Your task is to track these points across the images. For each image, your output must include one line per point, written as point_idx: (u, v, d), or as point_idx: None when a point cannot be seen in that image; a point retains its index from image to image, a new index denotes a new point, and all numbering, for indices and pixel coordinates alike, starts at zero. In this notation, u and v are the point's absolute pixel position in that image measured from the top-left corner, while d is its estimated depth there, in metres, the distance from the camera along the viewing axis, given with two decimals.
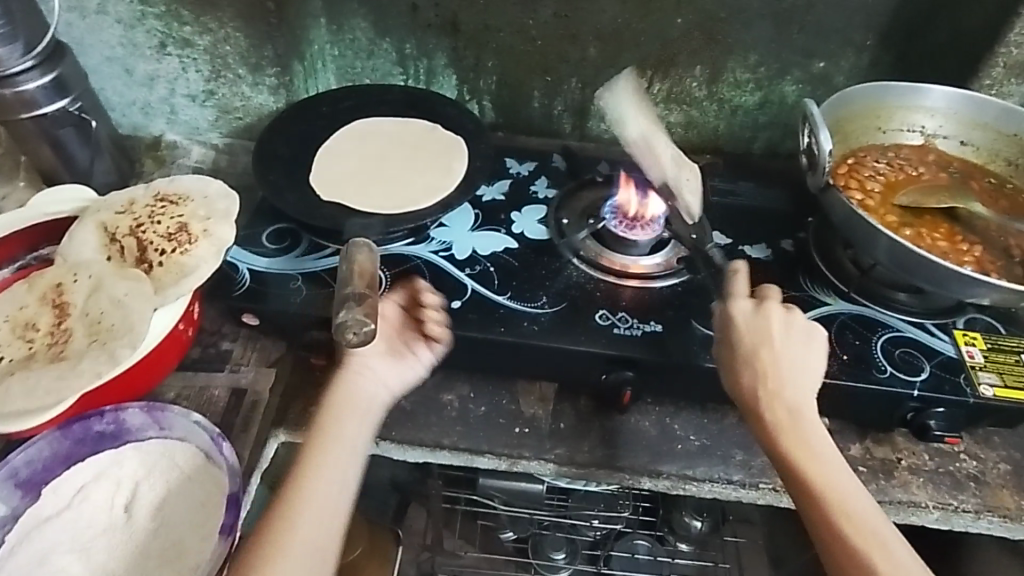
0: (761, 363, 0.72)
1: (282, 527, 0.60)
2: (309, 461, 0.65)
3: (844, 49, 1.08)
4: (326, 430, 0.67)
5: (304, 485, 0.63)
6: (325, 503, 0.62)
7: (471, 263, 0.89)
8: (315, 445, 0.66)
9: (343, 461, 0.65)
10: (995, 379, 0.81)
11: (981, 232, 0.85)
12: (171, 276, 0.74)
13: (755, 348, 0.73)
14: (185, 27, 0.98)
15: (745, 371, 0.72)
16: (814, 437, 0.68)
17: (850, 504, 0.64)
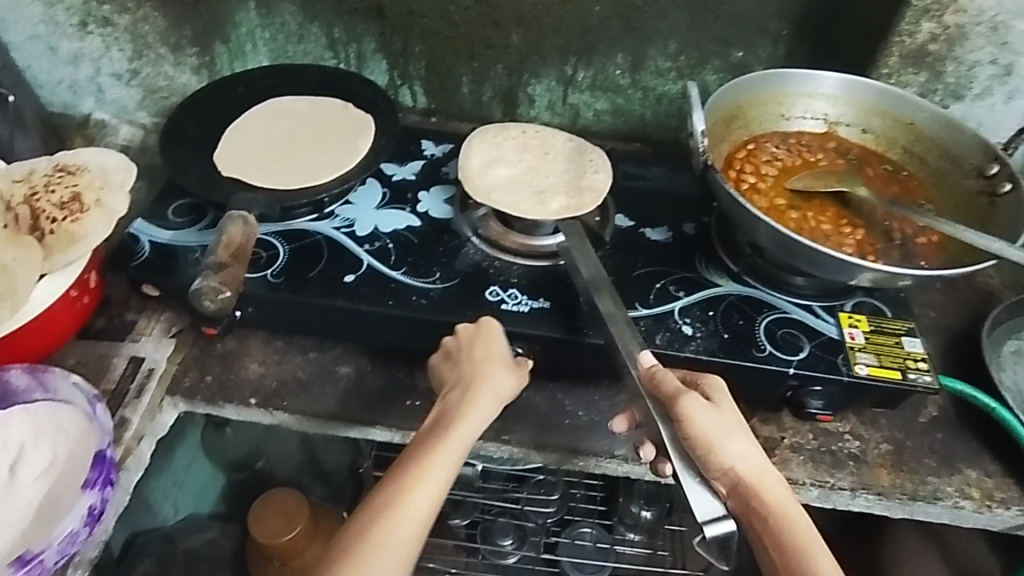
0: (724, 455, 0.66)
1: (373, 542, 0.62)
2: (410, 482, 0.66)
3: (760, 38, 1.09)
4: (425, 456, 0.68)
5: (398, 507, 0.64)
6: (410, 532, 0.63)
7: (371, 240, 0.91)
8: (420, 467, 0.67)
9: (434, 490, 0.66)
10: (872, 359, 0.83)
11: (866, 215, 0.88)
12: (61, 245, 0.77)
13: (714, 440, 0.66)
14: (104, 6, 1.02)
15: (707, 461, 0.66)
16: (795, 518, 0.65)
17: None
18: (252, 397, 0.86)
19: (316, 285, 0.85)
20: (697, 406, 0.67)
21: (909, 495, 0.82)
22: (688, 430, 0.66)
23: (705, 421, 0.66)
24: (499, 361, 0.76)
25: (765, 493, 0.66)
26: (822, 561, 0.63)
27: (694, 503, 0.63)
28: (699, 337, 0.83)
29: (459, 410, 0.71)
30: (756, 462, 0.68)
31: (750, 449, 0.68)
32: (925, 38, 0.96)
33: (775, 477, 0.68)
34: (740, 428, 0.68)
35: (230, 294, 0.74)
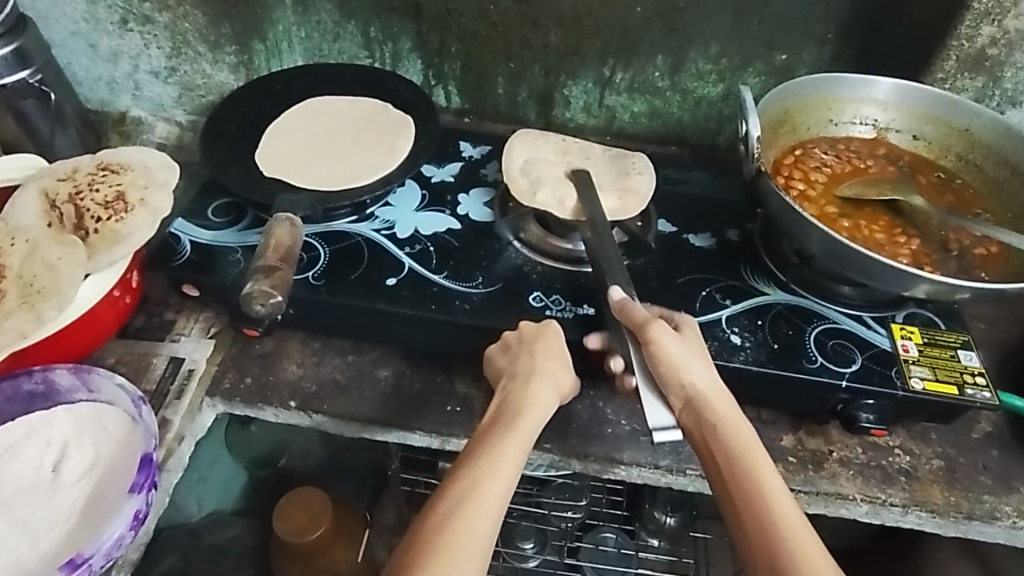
0: (684, 374, 0.66)
1: (456, 535, 0.59)
2: (483, 472, 0.63)
3: (806, 41, 1.06)
4: (495, 446, 0.66)
5: (478, 497, 0.62)
6: (489, 525, 0.61)
7: (412, 242, 0.90)
8: (494, 457, 0.65)
9: (508, 482, 0.64)
10: (927, 373, 0.80)
11: (921, 225, 0.86)
12: (105, 243, 0.76)
13: (674, 361, 0.66)
14: (146, 3, 1.03)
15: (665, 380, 0.67)
16: (750, 442, 0.65)
17: (790, 513, 0.60)
18: (292, 400, 0.85)
19: (357, 287, 0.84)
20: (663, 330, 0.68)
21: (964, 514, 0.80)
22: (652, 351, 0.67)
23: (670, 343, 0.67)
24: (561, 359, 0.75)
25: (722, 416, 0.65)
26: (770, 482, 0.62)
27: (647, 410, 0.67)
28: (748, 347, 0.81)
29: (523, 402, 0.70)
30: (716, 386, 0.67)
31: (711, 374, 0.68)
32: (985, 41, 0.94)
33: (733, 404, 0.67)
34: (702, 354, 0.69)
35: (280, 298, 0.73)
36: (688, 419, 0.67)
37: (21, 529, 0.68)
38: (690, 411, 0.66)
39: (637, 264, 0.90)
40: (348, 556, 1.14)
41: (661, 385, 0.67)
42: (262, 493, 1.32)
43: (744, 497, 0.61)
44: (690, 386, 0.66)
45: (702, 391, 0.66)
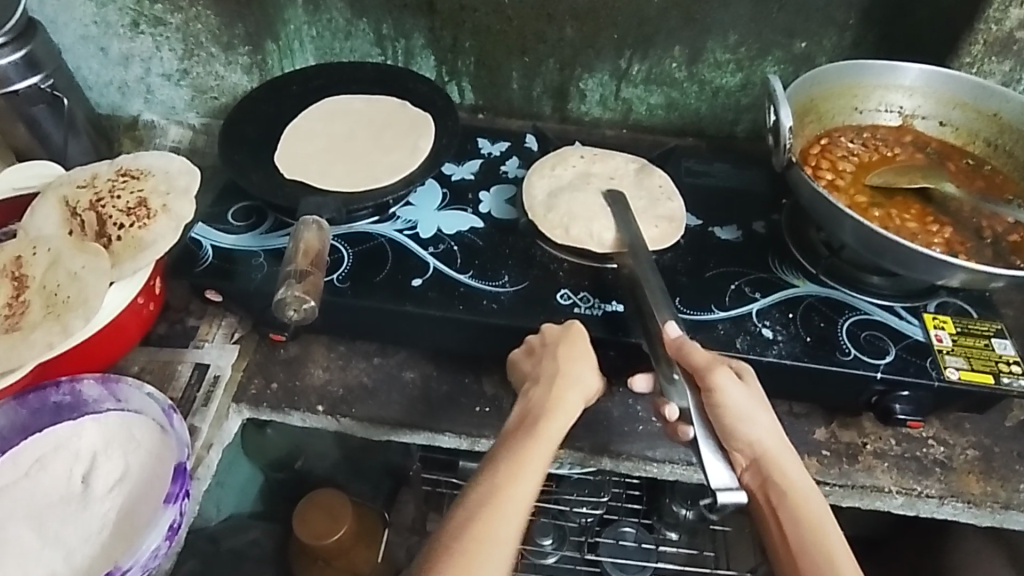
0: (747, 426, 0.66)
1: (478, 540, 0.58)
2: (504, 478, 0.63)
3: (826, 28, 1.05)
4: (517, 453, 0.65)
5: (500, 501, 0.61)
6: (511, 529, 0.60)
7: (435, 242, 0.89)
8: (516, 464, 0.64)
9: (532, 487, 0.63)
10: (962, 362, 0.79)
11: (953, 212, 0.85)
12: (129, 251, 0.75)
13: (735, 411, 0.66)
14: (157, 5, 1.02)
15: (728, 430, 0.67)
16: (812, 500, 0.65)
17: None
18: (319, 404, 0.84)
19: (382, 289, 0.82)
20: (727, 376, 0.67)
21: (1002, 504, 0.79)
22: (716, 396, 0.66)
23: (733, 390, 0.67)
24: (588, 361, 0.74)
25: (786, 471, 0.66)
26: (836, 547, 0.62)
27: (709, 471, 0.64)
28: (781, 341, 0.80)
29: (546, 408, 0.69)
30: (781, 441, 0.68)
31: (775, 427, 0.68)
32: (1013, 24, 0.93)
33: (795, 457, 0.68)
34: (766, 406, 0.69)
35: (313, 303, 0.72)
36: (750, 475, 0.67)
37: (54, 544, 0.67)
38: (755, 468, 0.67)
39: (665, 259, 0.89)
40: (369, 557, 1.13)
41: (723, 436, 0.67)
42: (279, 496, 1.31)
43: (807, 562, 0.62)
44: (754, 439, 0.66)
45: (767, 447, 0.66)
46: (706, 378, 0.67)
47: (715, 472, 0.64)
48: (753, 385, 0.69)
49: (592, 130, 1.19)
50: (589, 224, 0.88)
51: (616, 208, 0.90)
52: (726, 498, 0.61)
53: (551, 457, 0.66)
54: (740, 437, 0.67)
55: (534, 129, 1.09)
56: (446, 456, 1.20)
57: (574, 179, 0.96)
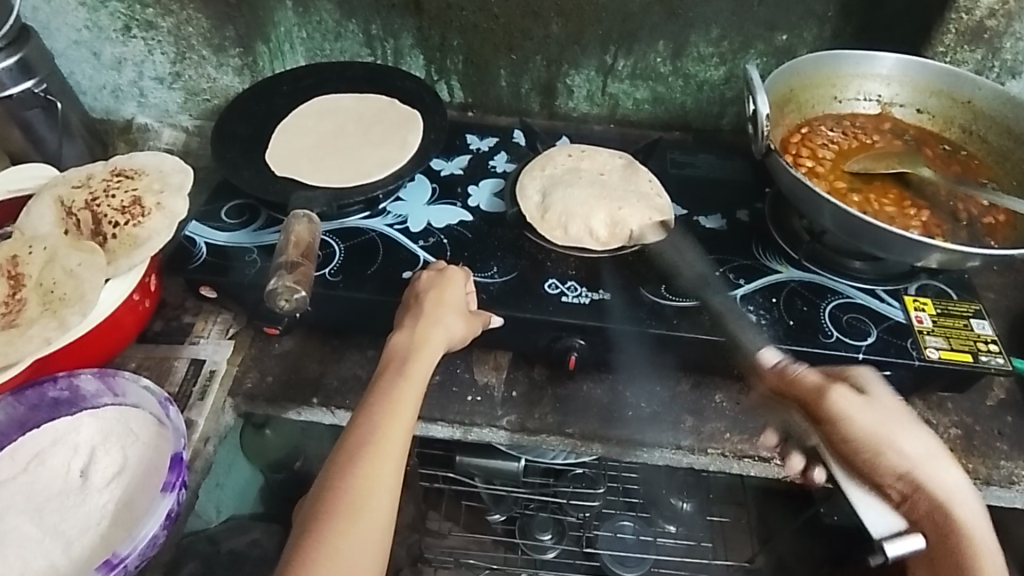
0: (890, 452, 0.68)
1: (363, 479, 0.61)
2: (380, 419, 0.65)
3: (806, 20, 1.07)
4: (391, 396, 0.67)
5: (377, 440, 0.63)
6: (393, 465, 0.63)
7: (425, 235, 0.91)
8: (389, 405, 0.66)
9: (405, 427, 0.66)
10: (942, 342, 0.81)
11: (929, 196, 0.88)
12: (124, 248, 0.77)
13: (875, 434, 0.68)
14: (149, 9, 1.04)
15: (871, 461, 0.68)
16: (962, 523, 0.66)
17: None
18: (313, 396, 0.86)
19: (373, 281, 0.84)
20: (847, 399, 0.69)
21: (983, 480, 0.81)
22: (849, 429, 0.68)
23: (867, 418, 0.68)
24: (452, 308, 0.76)
25: (937, 496, 0.67)
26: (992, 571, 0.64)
27: (867, 521, 0.69)
28: (764, 325, 0.82)
29: (413, 349, 0.71)
30: (928, 460, 0.69)
31: (920, 445, 0.69)
32: (983, 13, 0.95)
33: (952, 475, 0.69)
34: (907, 420, 0.70)
35: (304, 293, 0.74)
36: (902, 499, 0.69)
37: (54, 535, 0.68)
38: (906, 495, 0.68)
39: (652, 248, 0.91)
40: None
41: (868, 471, 0.69)
42: (278, 495, 1.32)
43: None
44: (897, 466, 0.68)
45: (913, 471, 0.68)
46: (831, 412, 0.69)
47: (874, 522, 0.68)
48: (888, 398, 0.70)
49: (579, 126, 1.21)
50: (587, 221, 0.90)
51: (611, 202, 0.92)
52: (895, 551, 0.66)
53: (422, 393, 0.69)
54: (881, 466, 0.68)
55: (522, 124, 1.11)
56: (442, 451, 1.20)
57: (566, 173, 0.97)
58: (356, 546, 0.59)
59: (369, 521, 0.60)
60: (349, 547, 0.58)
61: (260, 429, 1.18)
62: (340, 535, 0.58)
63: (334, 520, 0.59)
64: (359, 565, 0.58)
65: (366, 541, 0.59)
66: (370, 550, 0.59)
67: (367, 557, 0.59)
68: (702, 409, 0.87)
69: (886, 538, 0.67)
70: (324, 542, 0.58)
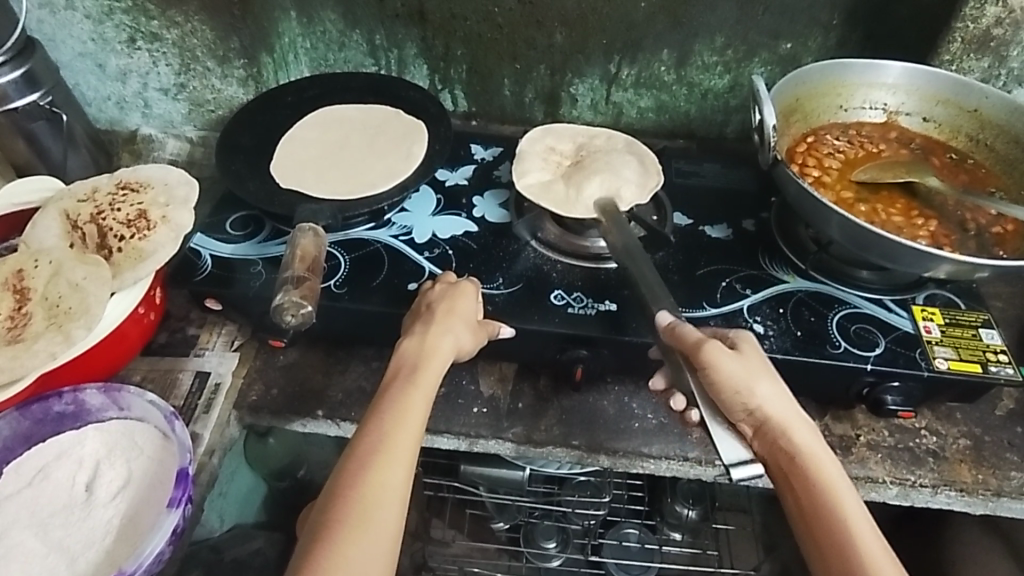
0: (749, 394, 0.64)
1: (371, 488, 0.61)
2: (390, 427, 0.64)
3: (811, 29, 1.07)
4: (399, 405, 0.66)
5: (386, 448, 0.63)
6: (402, 473, 0.63)
7: (430, 247, 0.91)
8: (398, 412, 0.66)
9: (413, 436, 0.65)
10: (951, 353, 0.81)
11: (937, 206, 0.87)
12: (130, 261, 0.77)
13: (736, 379, 0.64)
14: (153, 21, 1.04)
15: (727, 402, 0.65)
16: (816, 449, 0.64)
17: (874, 550, 0.58)
18: (319, 408, 0.85)
19: (379, 293, 0.84)
20: (719, 351, 0.64)
21: (994, 492, 0.80)
22: (714, 375, 0.64)
23: (732, 365, 0.64)
24: (463, 318, 0.75)
25: (793, 435, 0.64)
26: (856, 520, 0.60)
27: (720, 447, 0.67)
28: (771, 335, 0.81)
29: (421, 357, 0.70)
30: (784, 403, 0.66)
31: (779, 392, 0.66)
32: (990, 22, 0.94)
33: (809, 428, 0.66)
34: (771, 373, 0.67)
35: (310, 307, 0.74)
36: (759, 443, 0.66)
37: (58, 551, 0.68)
38: (762, 437, 0.66)
39: (657, 258, 0.90)
40: None
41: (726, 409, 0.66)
42: (281, 504, 1.31)
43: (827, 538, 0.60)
44: (756, 407, 0.64)
45: (769, 412, 0.64)
46: (700, 353, 0.64)
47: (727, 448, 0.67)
48: (751, 352, 0.68)
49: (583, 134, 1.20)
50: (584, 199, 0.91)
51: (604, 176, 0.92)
52: (739, 473, 0.65)
53: (431, 402, 0.69)
54: (738, 407, 0.65)
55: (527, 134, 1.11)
56: (446, 460, 1.20)
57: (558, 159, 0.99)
58: (365, 556, 0.58)
59: (376, 532, 0.59)
60: (357, 558, 0.57)
61: (263, 439, 1.17)
62: (348, 547, 0.58)
63: (342, 531, 0.58)
64: None
65: (374, 552, 0.58)
66: (378, 561, 0.58)
67: (376, 569, 0.58)
68: None
69: (735, 463, 0.66)
70: (333, 553, 0.57)
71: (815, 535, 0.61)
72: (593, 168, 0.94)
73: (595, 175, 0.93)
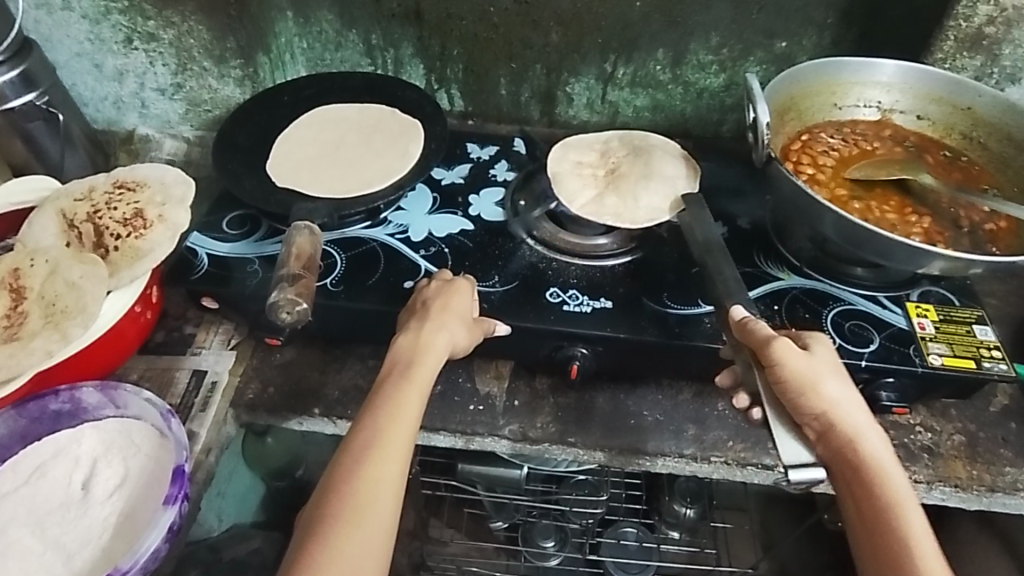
0: (821, 398, 0.64)
1: (365, 483, 0.61)
2: (385, 423, 0.65)
3: (806, 28, 1.07)
4: (394, 400, 0.67)
5: (380, 444, 0.63)
6: (396, 468, 0.63)
7: (426, 245, 0.91)
8: (393, 408, 0.66)
9: (408, 431, 0.65)
10: (945, 349, 0.81)
11: (931, 203, 0.88)
12: (126, 260, 0.77)
13: (809, 382, 0.64)
14: (150, 21, 1.04)
15: (794, 403, 0.65)
16: (883, 457, 0.63)
17: (934, 563, 0.58)
18: (315, 406, 0.85)
19: (375, 291, 0.84)
20: (789, 350, 0.64)
21: (988, 487, 0.80)
22: (784, 373, 0.64)
23: (802, 368, 0.64)
24: (458, 315, 0.76)
25: (861, 445, 0.64)
26: (917, 532, 0.60)
27: (780, 446, 0.66)
28: None
29: (416, 353, 0.71)
30: (852, 408, 0.65)
31: (849, 396, 0.65)
32: (982, 20, 0.95)
33: (876, 436, 0.65)
34: (841, 376, 0.66)
35: (306, 305, 0.74)
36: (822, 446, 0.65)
37: (55, 548, 0.68)
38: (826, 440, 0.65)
39: (653, 256, 0.91)
40: None
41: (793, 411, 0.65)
42: (279, 504, 1.31)
43: (891, 552, 0.59)
44: (826, 411, 0.63)
45: (838, 416, 0.64)
46: (767, 350, 0.64)
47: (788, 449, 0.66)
48: (824, 356, 0.67)
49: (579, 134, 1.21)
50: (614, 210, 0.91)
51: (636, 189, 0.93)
52: (798, 476, 0.63)
53: (426, 398, 0.69)
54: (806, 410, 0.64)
55: (523, 132, 1.12)
56: (444, 458, 1.20)
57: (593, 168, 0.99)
58: (359, 550, 0.58)
59: (370, 526, 0.59)
60: (352, 552, 0.58)
61: (260, 438, 1.17)
62: (343, 541, 0.58)
63: (337, 525, 0.59)
64: (362, 571, 0.57)
65: (369, 547, 0.58)
66: (373, 555, 0.58)
67: (370, 562, 0.58)
68: (704, 417, 0.86)
69: (795, 465, 0.65)
70: (327, 547, 0.57)
71: (873, 543, 0.61)
72: (624, 187, 0.94)
73: (623, 196, 0.93)
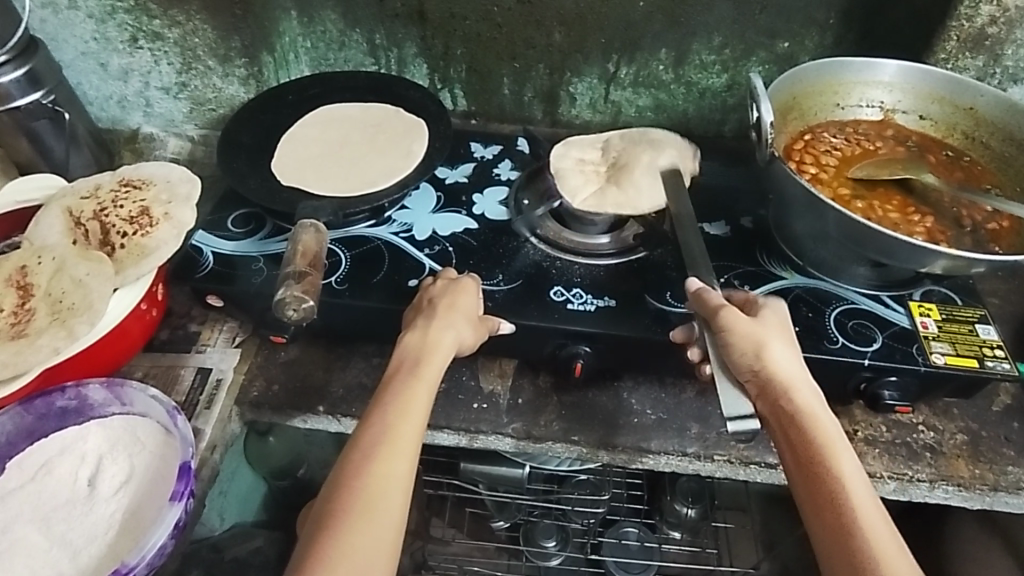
0: (762, 354, 0.65)
1: (375, 479, 0.61)
2: (393, 420, 0.65)
3: (808, 28, 1.08)
4: (402, 397, 0.67)
5: (389, 440, 0.63)
6: (405, 464, 0.63)
7: (430, 244, 0.91)
8: (401, 404, 0.66)
9: (417, 428, 0.66)
10: (948, 348, 0.81)
11: (933, 203, 0.88)
12: (132, 258, 0.78)
13: (748, 339, 0.65)
14: (155, 20, 1.05)
15: (735, 359, 0.66)
16: (821, 412, 0.64)
17: (868, 508, 0.59)
18: (320, 405, 0.86)
19: (379, 289, 0.84)
20: (733, 313, 0.66)
21: (990, 486, 0.81)
22: (728, 334, 0.66)
23: (742, 328, 0.66)
24: (464, 313, 0.76)
25: (800, 399, 0.64)
26: (852, 478, 0.60)
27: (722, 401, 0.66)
28: None
29: (423, 351, 0.71)
30: (793, 365, 0.66)
31: (789, 354, 0.66)
32: (984, 21, 0.95)
33: (817, 394, 0.65)
34: (783, 336, 0.67)
35: (312, 302, 0.75)
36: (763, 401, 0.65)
37: (61, 545, 0.68)
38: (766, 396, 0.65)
39: (656, 255, 0.91)
40: None
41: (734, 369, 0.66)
42: (281, 502, 1.31)
43: (825, 500, 0.60)
44: (764, 366, 0.64)
45: (778, 372, 0.64)
46: (715, 316, 0.67)
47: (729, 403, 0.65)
48: (769, 318, 0.69)
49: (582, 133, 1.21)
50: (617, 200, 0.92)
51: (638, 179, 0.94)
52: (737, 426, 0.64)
53: (434, 394, 0.69)
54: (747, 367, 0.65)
55: (526, 132, 1.12)
56: (446, 457, 1.20)
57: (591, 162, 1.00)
58: (369, 546, 0.58)
59: (381, 522, 0.59)
60: (363, 547, 0.58)
61: (263, 436, 1.18)
62: (355, 536, 0.58)
63: (347, 521, 0.59)
64: (374, 566, 0.58)
65: (379, 542, 0.59)
66: (384, 550, 0.59)
67: (382, 557, 0.58)
68: (707, 415, 0.87)
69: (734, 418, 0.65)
70: (339, 542, 0.58)
71: (810, 495, 0.61)
72: (637, 181, 0.93)
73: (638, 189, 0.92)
